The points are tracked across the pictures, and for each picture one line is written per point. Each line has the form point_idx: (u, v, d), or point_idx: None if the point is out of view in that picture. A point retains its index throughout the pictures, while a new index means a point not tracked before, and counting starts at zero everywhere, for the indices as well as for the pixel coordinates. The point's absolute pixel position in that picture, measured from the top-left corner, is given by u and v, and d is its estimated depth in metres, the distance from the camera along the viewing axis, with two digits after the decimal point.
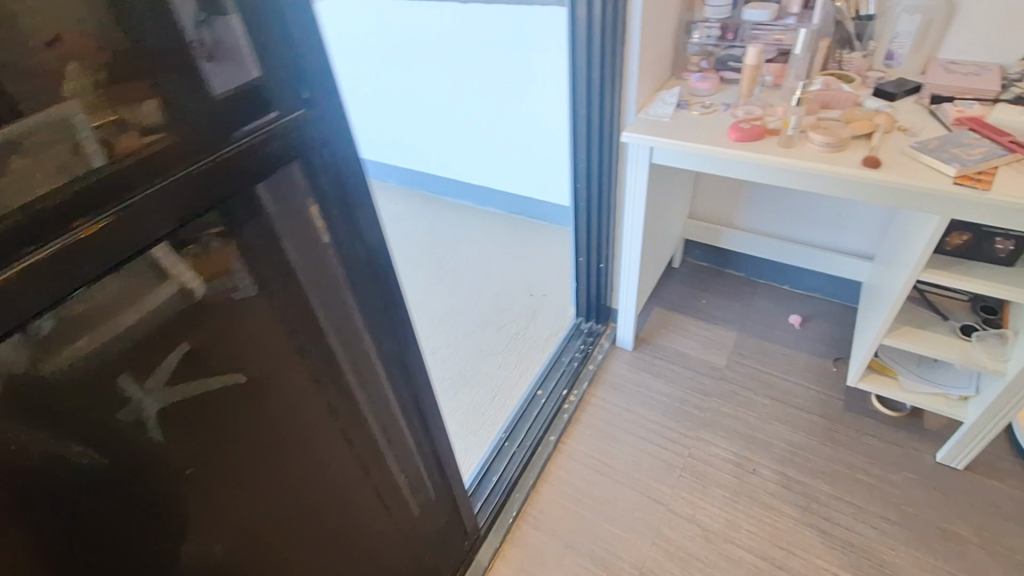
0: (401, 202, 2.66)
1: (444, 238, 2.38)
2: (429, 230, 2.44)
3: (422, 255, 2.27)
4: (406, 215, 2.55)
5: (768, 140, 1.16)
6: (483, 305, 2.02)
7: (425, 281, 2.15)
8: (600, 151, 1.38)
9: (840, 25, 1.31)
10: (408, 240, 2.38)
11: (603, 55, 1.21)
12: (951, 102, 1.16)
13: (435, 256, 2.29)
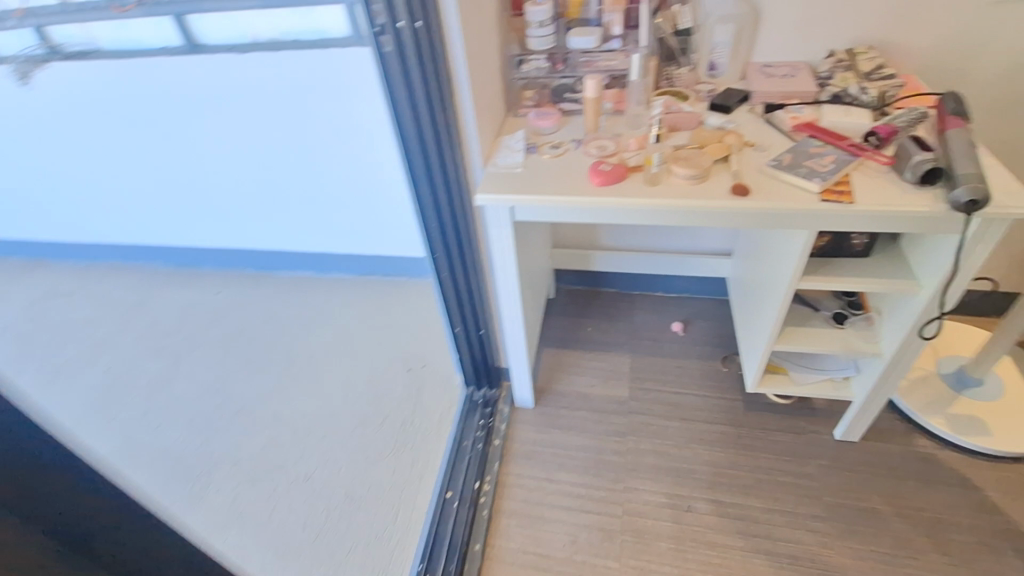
0: (228, 292, 2.24)
1: (293, 327, 2.03)
2: (271, 321, 2.07)
3: (270, 357, 1.92)
4: (239, 308, 2.14)
5: (632, 179, 1.05)
6: (356, 401, 1.73)
7: (280, 389, 1.81)
8: (451, 213, 1.18)
9: (662, 42, 1.26)
10: (249, 340, 2.00)
11: (431, 112, 1.02)
12: (783, 109, 1.16)
13: (286, 353, 1.94)
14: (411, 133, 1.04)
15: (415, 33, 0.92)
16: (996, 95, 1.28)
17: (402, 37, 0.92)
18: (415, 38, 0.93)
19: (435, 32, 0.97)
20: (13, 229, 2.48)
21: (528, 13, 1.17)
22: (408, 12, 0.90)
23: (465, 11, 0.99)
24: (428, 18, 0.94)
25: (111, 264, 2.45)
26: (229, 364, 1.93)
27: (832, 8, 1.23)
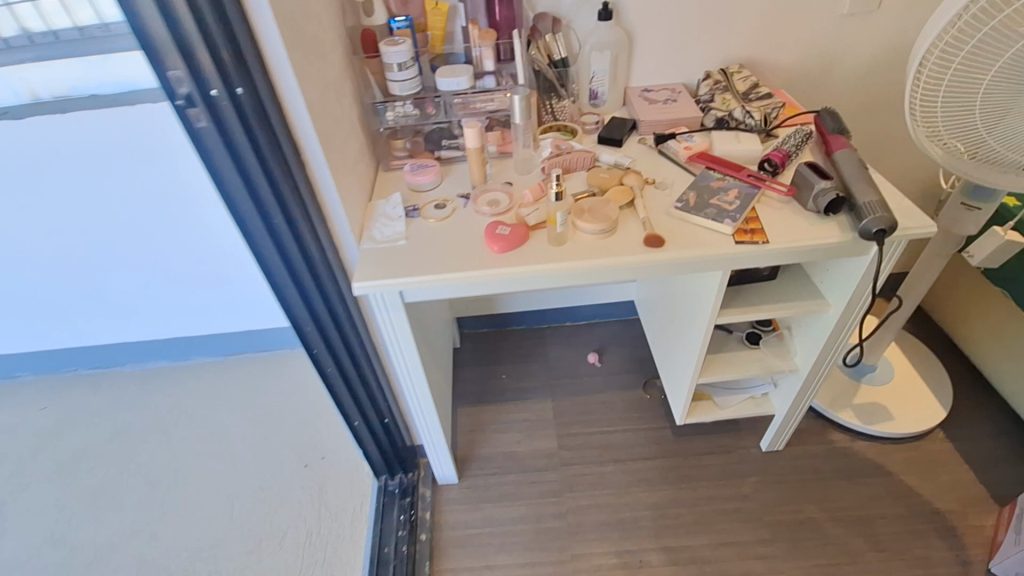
0: (55, 404, 1.79)
1: (150, 438, 1.66)
2: (119, 435, 1.68)
3: (127, 483, 1.55)
4: (73, 425, 1.72)
5: (534, 240, 0.92)
6: (245, 520, 1.44)
7: (145, 522, 1.46)
8: (328, 302, 0.97)
9: (539, 75, 1.14)
10: (95, 465, 1.61)
11: (278, 194, 0.80)
12: (674, 138, 1.10)
13: (145, 473, 1.58)
14: (256, 222, 0.81)
15: (238, 101, 0.70)
16: (852, 102, 1.34)
17: (221, 109, 0.69)
18: (240, 107, 0.71)
19: (267, 94, 0.75)
20: None
21: (385, 55, 0.99)
22: (223, 78, 0.67)
23: (304, 63, 0.79)
24: (254, 78, 0.72)
25: None
26: (67, 503, 1.53)
27: (701, 28, 1.20)
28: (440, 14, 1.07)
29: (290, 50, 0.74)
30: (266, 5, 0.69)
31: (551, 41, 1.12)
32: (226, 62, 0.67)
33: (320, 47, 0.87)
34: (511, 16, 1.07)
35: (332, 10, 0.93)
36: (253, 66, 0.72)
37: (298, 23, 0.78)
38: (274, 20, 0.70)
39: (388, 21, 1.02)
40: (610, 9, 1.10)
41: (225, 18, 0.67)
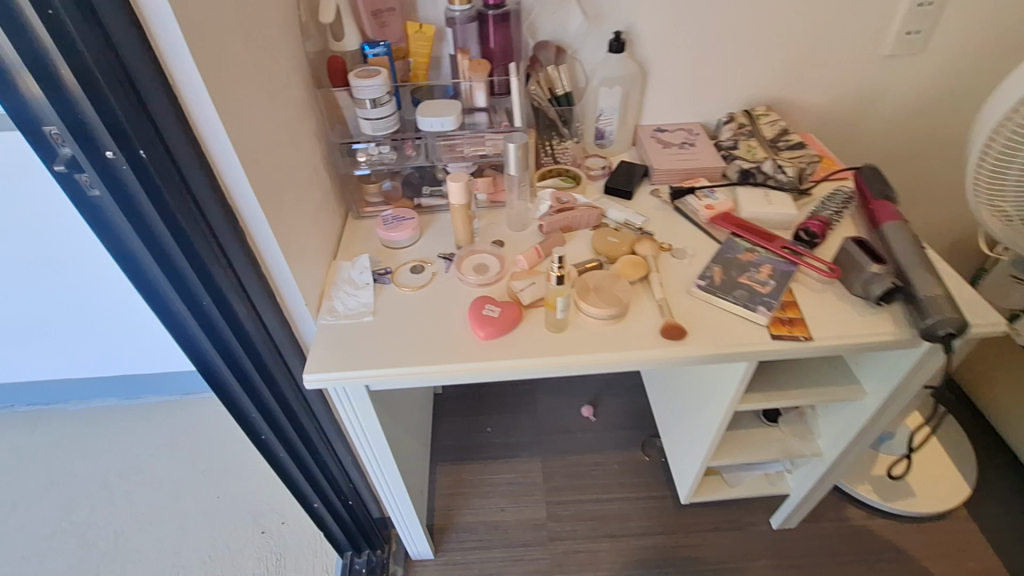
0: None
1: (88, 493, 1.47)
2: (53, 487, 1.49)
3: (56, 548, 1.37)
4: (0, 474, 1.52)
5: (528, 323, 0.76)
6: None
7: None
8: (279, 381, 0.79)
9: (538, 112, 0.99)
10: (21, 524, 1.42)
11: (206, 277, 0.62)
12: (692, 193, 0.95)
13: (80, 536, 1.39)
14: (176, 308, 0.63)
15: (142, 166, 0.52)
16: (886, 148, 1.20)
17: (118, 176, 0.52)
18: (146, 175, 0.53)
19: (190, 153, 0.57)
20: None
21: (354, 89, 0.82)
22: (118, 138, 0.49)
23: (243, 108, 0.62)
24: (168, 134, 0.55)
25: None
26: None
27: (724, 63, 1.05)
28: (424, 38, 0.91)
29: (220, 95, 0.57)
30: (183, 41, 0.51)
31: (553, 74, 0.96)
32: (123, 118, 0.49)
33: (271, 83, 0.70)
34: (508, 45, 0.91)
35: (290, 34, 0.76)
36: (167, 117, 0.54)
37: (237, 56, 0.61)
38: (195, 60, 0.52)
39: (360, 46, 0.85)
40: (623, 40, 0.95)
41: (122, 59, 0.49)
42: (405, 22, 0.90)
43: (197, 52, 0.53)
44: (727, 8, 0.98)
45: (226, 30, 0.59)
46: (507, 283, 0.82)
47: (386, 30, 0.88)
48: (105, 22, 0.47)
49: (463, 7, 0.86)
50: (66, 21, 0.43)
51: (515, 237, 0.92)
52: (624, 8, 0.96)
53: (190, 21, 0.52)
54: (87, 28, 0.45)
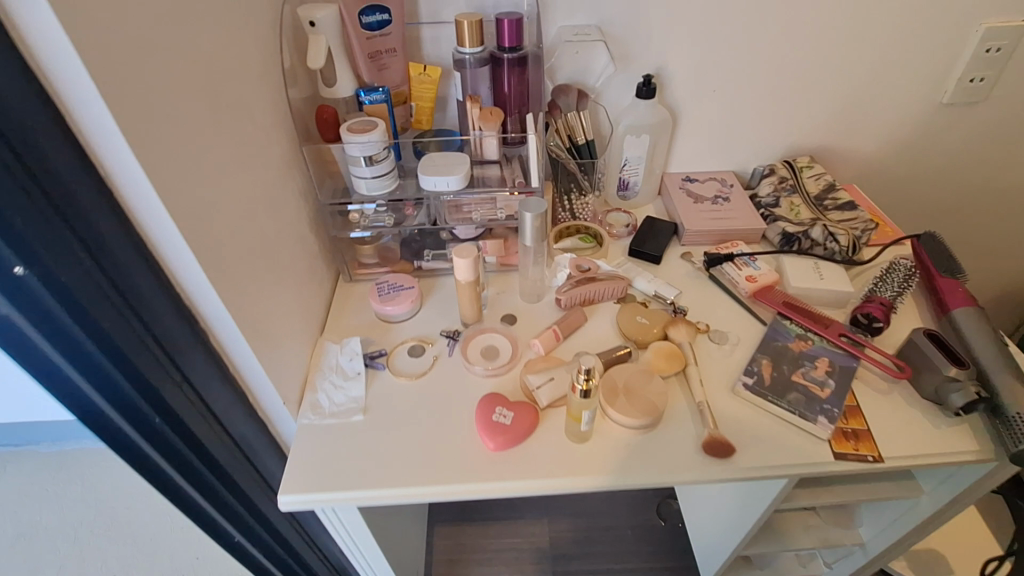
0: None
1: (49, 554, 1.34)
2: (16, 543, 1.36)
3: None
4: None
5: (545, 429, 0.65)
6: None
7: None
8: (247, 484, 0.66)
9: (556, 165, 0.88)
10: None
11: (147, 396, 0.50)
12: (732, 260, 0.83)
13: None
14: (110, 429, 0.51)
15: (54, 282, 0.40)
16: (938, 201, 1.08)
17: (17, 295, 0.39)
18: (57, 292, 0.40)
19: (129, 255, 0.45)
20: None
21: (345, 146, 0.70)
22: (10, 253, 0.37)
23: (210, 189, 0.50)
24: (95, 236, 0.42)
25: None
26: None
27: (766, 108, 0.93)
28: (428, 81, 0.79)
29: (178, 183, 0.45)
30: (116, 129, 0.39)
31: (573, 121, 0.85)
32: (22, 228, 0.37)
33: (247, 148, 0.58)
34: (525, 90, 0.80)
35: (273, 84, 0.65)
36: (98, 215, 0.42)
37: (204, 127, 0.49)
38: (137, 147, 0.40)
39: (354, 92, 0.74)
40: (654, 85, 0.84)
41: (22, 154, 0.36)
42: (408, 63, 0.79)
43: (144, 136, 0.41)
44: (773, 50, 0.86)
45: (188, 98, 0.47)
46: (520, 374, 0.70)
47: (385, 73, 0.76)
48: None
49: (475, 49, 0.75)
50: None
51: (528, 309, 0.80)
52: (655, 49, 0.85)
53: (132, 99, 0.40)
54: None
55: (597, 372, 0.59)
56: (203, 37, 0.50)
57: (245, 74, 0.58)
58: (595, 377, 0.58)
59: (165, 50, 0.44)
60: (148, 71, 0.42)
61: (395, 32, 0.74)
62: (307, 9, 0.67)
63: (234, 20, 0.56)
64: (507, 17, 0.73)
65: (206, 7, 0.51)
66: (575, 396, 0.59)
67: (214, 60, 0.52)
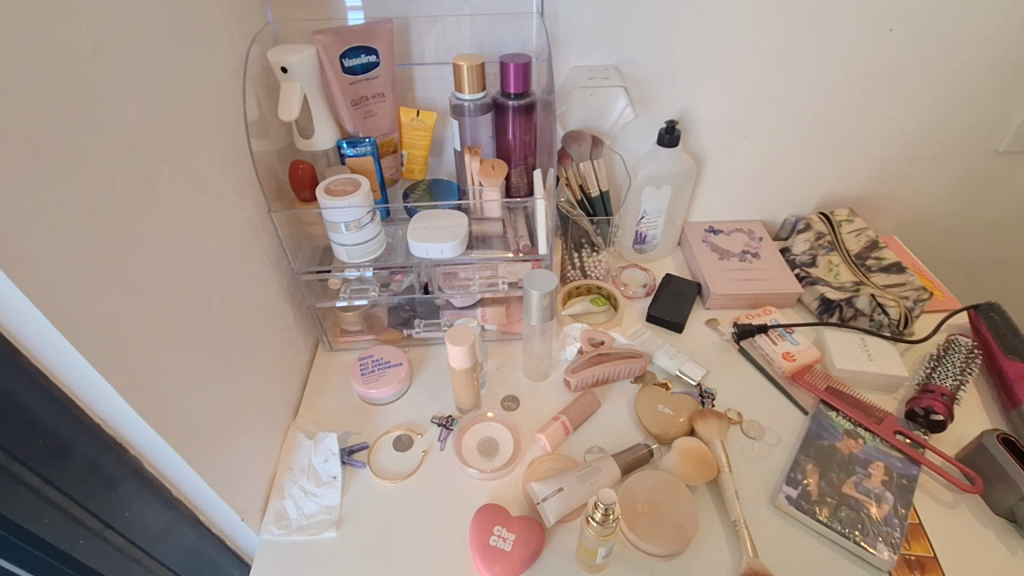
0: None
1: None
2: None
3: None
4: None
5: (552, 553, 0.55)
6: None
7: None
8: None
9: (567, 221, 0.78)
10: None
11: (30, 538, 0.40)
12: (766, 333, 0.73)
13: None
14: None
15: None
16: (989, 255, 0.97)
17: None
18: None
19: (14, 388, 0.35)
20: None
21: (323, 210, 0.60)
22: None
23: (141, 292, 0.40)
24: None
25: None
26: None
27: (802, 156, 0.83)
28: (422, 126, 0.69)
29: (90, 298, 0.35)
30: None
31: (586, 171, 0.75)
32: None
33: (198, 226, 0.48)
34: (532, 140, 0.70)
35: (235, 142, 0.55)
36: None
37: (132, 216, 0.40)
38: (19, 267, 0.30)
39: (335, 144, 0.64)
40: (678, 133, 0.74)
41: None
42: (398, 108, 0.69)
43: (31, 250, 0.31)
44: (813, 94, 0.76)
45: (110, 182, 0.37)
46: (522, 478, 0.60)
47: (372, 120, 0.67)
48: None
49: (475, 95, 0.65)
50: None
51: (533, 390, 0.70)
52: (678, 91, 0.75)
53: (11, 204, 0.30)
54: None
55: (616, 503, 0.48)
56: (133, 102, 0.40)
57: (196, 137, 0.48)
58: (614, 510, 0.48)
59: (72, 129, 0.34)
60: (42, 161, 0.32)
61: (383, 75, 0.65)
62: (279, 52, 0.58)
63: (182, 74, 0.46)
64: (512, 60, 0.64)
65: (139, 65, 0.41)
66: (589, 530, 0.49)
67: (152, 129, 0.42)
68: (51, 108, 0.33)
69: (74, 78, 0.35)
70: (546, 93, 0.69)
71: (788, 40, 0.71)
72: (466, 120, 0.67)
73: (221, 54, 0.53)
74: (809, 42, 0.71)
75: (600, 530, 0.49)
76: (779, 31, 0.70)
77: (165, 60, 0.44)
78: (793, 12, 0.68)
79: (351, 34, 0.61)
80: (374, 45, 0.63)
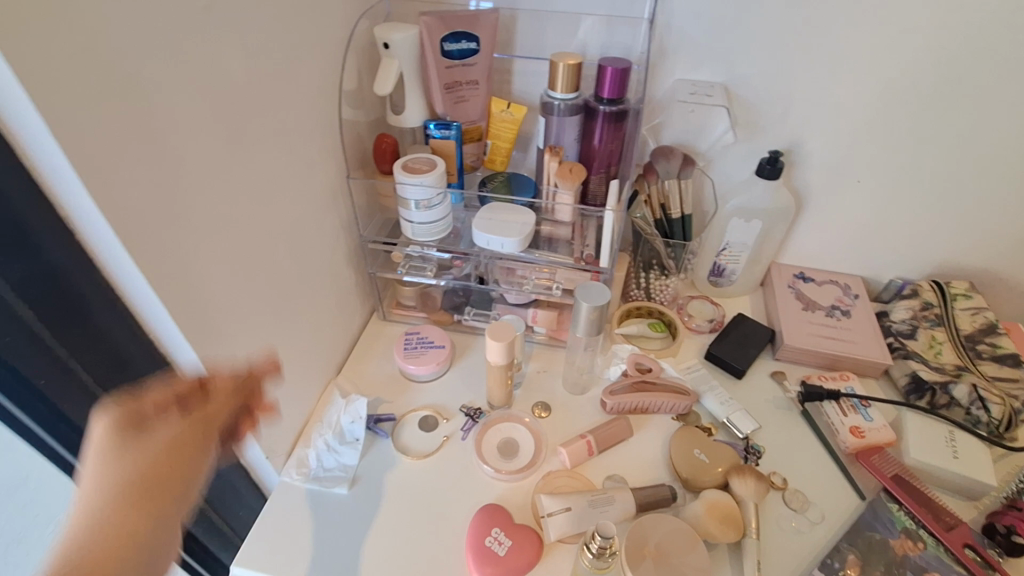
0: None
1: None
2: None
3: None
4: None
5: (547, 570, 0.53)
6: None
7: None
8: (205, 520, 0.58)
9: (640, 238, 0.74)
10: None
11: (71, 428, 0.44)
12: (834, 400, 0.65)
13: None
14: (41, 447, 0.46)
15: None
16: None
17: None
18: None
19: (80, 290, 0.38)
20: None
21: (397, 185, 0.62)
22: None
23: (214, 231, 0.44)
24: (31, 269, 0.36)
25: None
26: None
27: (925, 214, 0.73)
28: (510, 119, 0.70)
29: (163, 229, 0.39)
30: (72, 172, 0.32)
31: (671, 190, 0.71)
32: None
33: (278, 181, 0.51)
34: (617, 149, 0.68)
35: (329, 107, 0.58)
36: (45, 249, 0.35)
37: (218, 160, 0.43)
38: (104, 192, 0.34)
39: (423, 124, 0.66)
40: (781, 165, 0.68)
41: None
42: (490, 97, 0.70)
43: (117, 177, 0.34)
44: (951, 145, 0.66)
45: (203, 128, 0.41)
46: (534, 488, 0.59)
47: (462, 106, 0.67)
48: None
49: (567, 95, 0.64)
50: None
51: (567, 402, 0.68)
52: (789, 120, 0.69)
53: (104, 135, 0.33)
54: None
55: (612, 535, 0.47)
56: (238, 57, 0.43)
57: (291, 98, 0.51)
58: (609, 540, 0.47)
59: (175, 74, 0.38)
60: (143, 100, 0.35)
61: (480, 62, 0.66)
62: (385, 29, 0.60)
63: (289, 38, 0.49)
64: (611, 64, 0.62)
65: (249, 24, 0.44)
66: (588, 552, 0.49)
67: (250, 83, 0.45)
68: (160, 53, 0.36)
69: (187, 28, 0.38)
70: (641, 102, 0.66)
71: (930, 82, 0.62)
72: (553, 120, 0.66)
73: (330, 24, 0.56)
74: (954, 86, 0.62)
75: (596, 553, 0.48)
76: (922, 69, 0.62)
77: (275, 23, 0.47)
78: (942, 50, 0.60)
79: (455, 19, 0.62)
80: (476, 33, 0.63)
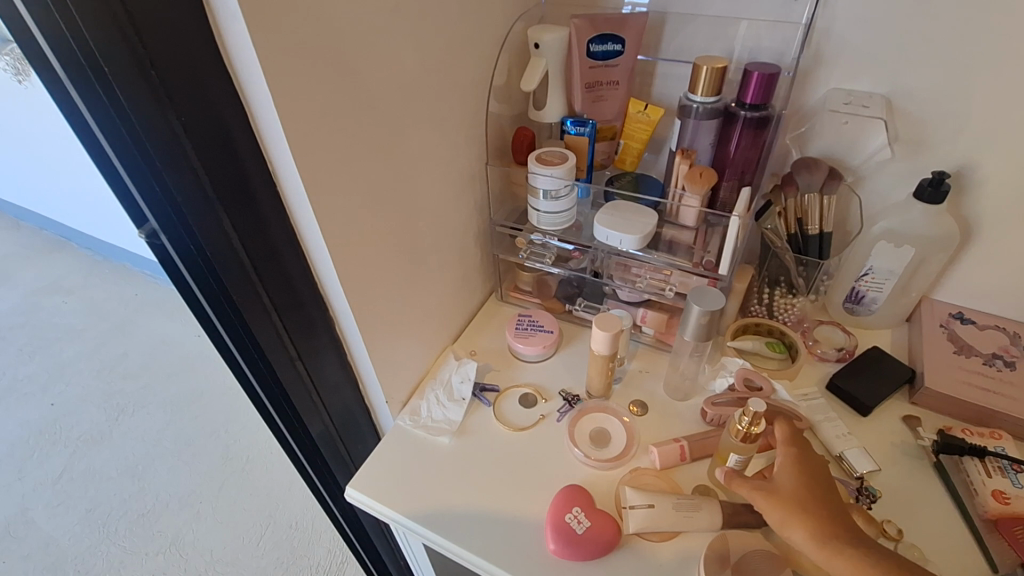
0: (132, 336, 1.81)
1: (170, 438, 1.52)
2: (199, 400, 1.61)
3: (173, 447, 1.50)
4: (147, 365, 1.72)
5: (622, 558, 0.54)
6: (250, 553, 1.27)
7: (164, 496, 1.39)
8: (335, 444, 0.67)
9: (769, 252, 0.72)
10: (166, 411, 1.59)
11: (253, 348, 0.53)
12: (977, 458, 0.58)
13: (140, 482, 1.42)
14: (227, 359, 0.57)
15: (177, 206, 0.41)
16: None
17: (160, 238, 0.45)
18: (192, 244, 0.44)
19: (276, 237, 0.48)
20: (20, 216, 2.32)
21: (530, 174, 0.67)
22: (156, 205, 0.42)
23: (372, 196, 0.52)
24: (248, 212, 0.45)
25: (86, 260, 2.15)
26: (63, 474, 1.45)
27: None
28: (645, 120, 0.71)
29: (336, 189, 0.47)
30: (280, 126, 0.40)
31: (809, 205, 0.68)
32: (176, 196, 0.41)
33: (428, 160, 0.59)
34: (755, 157, 0.66)
35: (479, 98, 0.64)
36: (254, 189, 0.44)
37: (383, 136, 0.51)
38: (301, 153, 0.42)
39: (561, 119, 0.70)
40: (945, 189, 0.62)
41: (197, 142, 0.39)
42: (628, 98, 0.71)
43: (313, 143, 0.43)
44: None
45: (377, 109, 0.49)
46: (621, 479, 0.60)
47: (600, 105, 0.70)
48: (180, 106, 0.37)
49: (707, 98, 0.64)
50: (117, 93, 0.36)
51: (666, 406, 0.68)
52: (965, 140, 0.62)
53: (306, 106, 0.41)
54: (152, 110, 0.36)
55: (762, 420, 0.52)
56: (413, 50, 0.51)
57: (448, 89, 0.58)
58: (759, 424, 0.52)
59: (363, 62, 0.46)
60: (338, 82, 0.44)
61: (623, 64, 0.68)
62: (538, 29, 0.65)
63: (454, 37, 0.56)
64: (758, 69, 0.61)
65: (426, 23, 0.51)
66: (732, 440, 0.54)
67: (418, 74, 0.53)
68: (354, 45, 0.44)
69: (378, 25, 0.46)
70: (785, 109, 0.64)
71: None
72: (689, 122, 0.66)
73: (491, 25, 0.62)
74: None
75: (739, 436, 0.53)
76: None
77: (446, 23, 0.54)
78: None
79: (605, 22, 0.65)
80: (623, 35, 0.66)
